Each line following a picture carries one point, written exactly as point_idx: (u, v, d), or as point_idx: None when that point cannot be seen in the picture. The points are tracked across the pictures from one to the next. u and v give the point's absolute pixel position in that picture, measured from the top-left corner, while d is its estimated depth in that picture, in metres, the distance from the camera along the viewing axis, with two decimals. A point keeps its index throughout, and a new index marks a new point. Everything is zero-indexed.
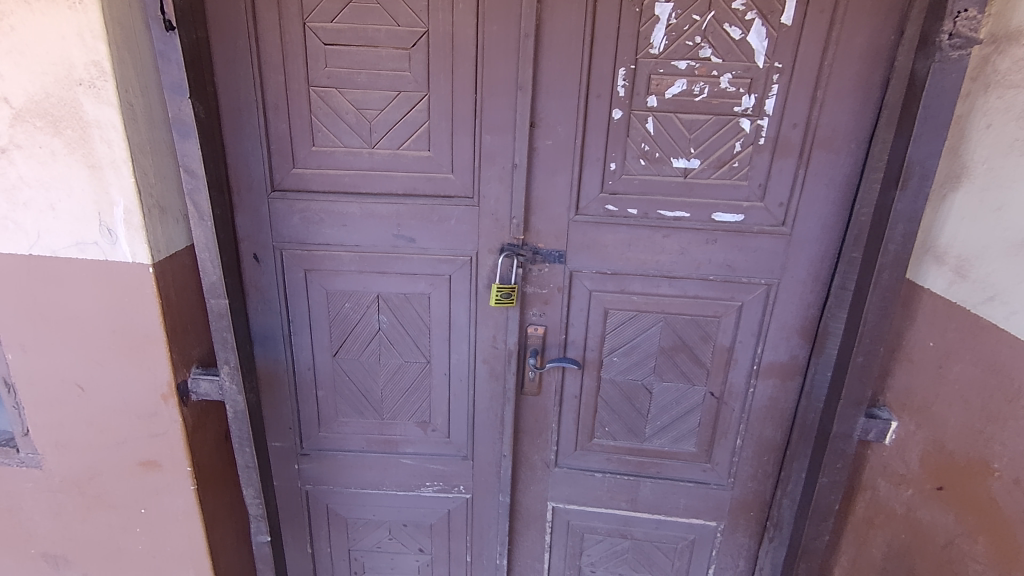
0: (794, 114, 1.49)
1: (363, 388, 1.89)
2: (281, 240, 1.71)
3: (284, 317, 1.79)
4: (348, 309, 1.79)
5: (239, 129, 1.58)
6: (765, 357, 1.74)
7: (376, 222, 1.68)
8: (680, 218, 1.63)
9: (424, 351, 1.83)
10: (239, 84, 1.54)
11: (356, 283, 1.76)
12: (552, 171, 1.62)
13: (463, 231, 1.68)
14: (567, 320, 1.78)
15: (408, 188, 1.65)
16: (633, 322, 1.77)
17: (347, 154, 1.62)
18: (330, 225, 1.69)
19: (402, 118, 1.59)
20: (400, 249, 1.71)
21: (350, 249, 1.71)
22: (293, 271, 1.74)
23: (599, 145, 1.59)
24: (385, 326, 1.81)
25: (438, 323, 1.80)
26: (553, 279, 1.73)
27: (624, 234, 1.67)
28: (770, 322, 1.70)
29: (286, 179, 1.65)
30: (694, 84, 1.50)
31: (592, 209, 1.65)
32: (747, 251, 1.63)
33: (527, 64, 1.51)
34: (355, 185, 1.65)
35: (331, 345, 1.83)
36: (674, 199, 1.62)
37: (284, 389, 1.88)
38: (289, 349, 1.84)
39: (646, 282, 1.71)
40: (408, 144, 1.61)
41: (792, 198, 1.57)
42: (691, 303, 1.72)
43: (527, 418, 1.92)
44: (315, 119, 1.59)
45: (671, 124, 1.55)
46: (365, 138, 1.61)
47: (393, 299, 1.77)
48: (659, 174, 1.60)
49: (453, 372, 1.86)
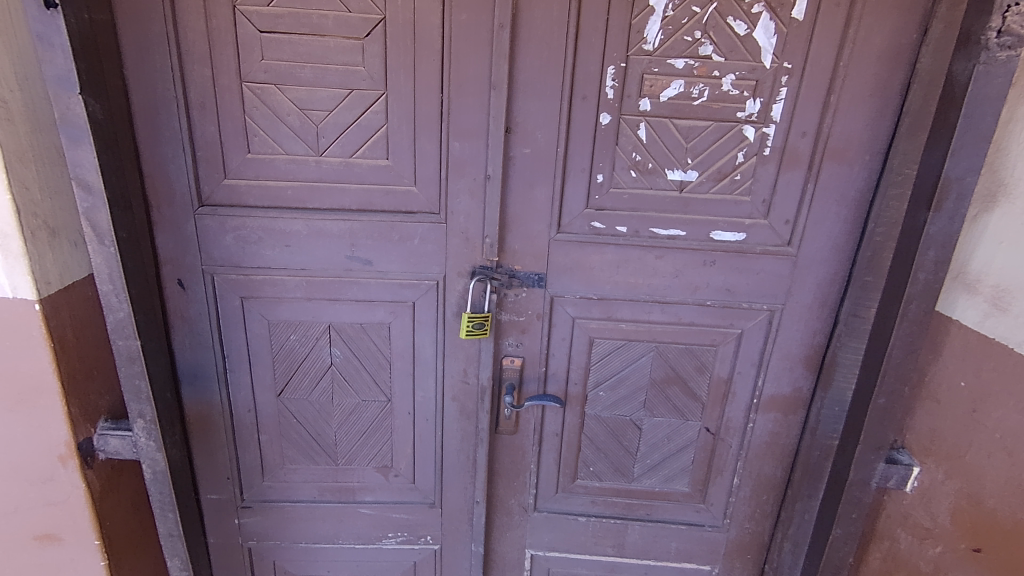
0: (804, 122, 1.32)
1: (313, 431, 1.64)
2: (212, 263, 1.44)
3: (218, 352, 1.53)
4: (294, 342, 1.54)
5: (157, 132, 1.32)
6: (766, 389, 1.57)
7: (325, 242, 1.44)
8: (674, 236, 1.44)
9: (385, 389, 1.60)
10: (156, 78, 1.28)
11: (303, 312, 1.51)
12: (531, 184, 1.41)
13: (429, 252, 1.46)
14: (547, 351, 1.58)
15: (363, 202, 1.41)
16: (621, 352, 1.58)
17: (289, 162, 1.37)
18: (270, 245, 1.43)
19: (355, 121, 1.35)
20: (355, 273, 1.47)
21: (295, 273, 1.46)
22: (227, 299, 1.48)
23: (585, 154, 1.39)
24: (338, 361, 1.57)
25: (400, 357, 1.57)
26: (532, 305, 1.53)
27: (612, 255, 1.47)
28: (773, 352, 1.53)
29: (216, 192, 1.39)
30: (692, 87, 1.32)
31: (576, 227, 1.45)
32: (749, 273, 1.46)
33: (502, 60, 1.30)
34: (299, 199, 1.40)
35: (275, 383, 1.58)
36: (668, 216, 1.43)
37: (219, 433, 1.62)
38: (225, 389, 1.58)
39: (636, 309, 1.52)
40: (363, 151, 1.38)
41: (799, 215, 1.40)
42: (685, 332, 1.54)
43: (502, 459, 1.71)
44: (249, 121, 1.34)
45: (665, 132, 1.36)
46: (312, 145, 1.36)
47: (348, 330, 1.53)
48: (652, 188, 1.41)
49: (417, 411, 1.63)
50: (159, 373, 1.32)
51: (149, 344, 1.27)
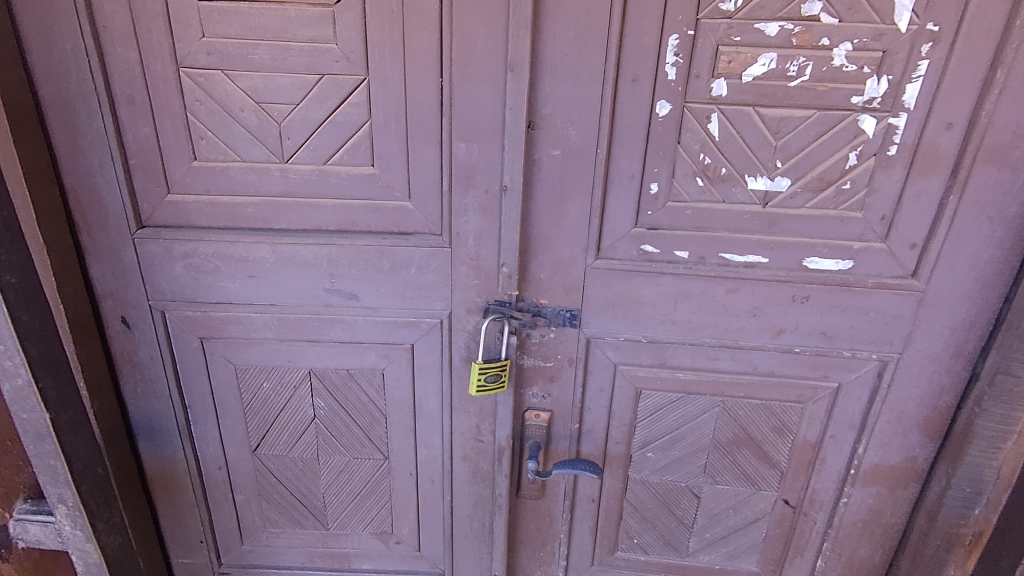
0: (949, 109, 0.94)
1: (297, 491, 1.36)
2: (161, 298, 1.15)
3: (178, 402, 1.26)
4: (268, 390, 1.25)
5: (76, 136, 1.02)
6: (867, 458, 1.21)
7: (298, 272, 1.13)
8: (753, 264, 1.08)
9: (380, 446, 1.30)
10: (68, 65, 0.97)
11: (277, 356, 1.21)
12: (561, 196, 1.07)
13: (430, 284, 1.13)
14: (581, 403, 1.26)
15: (344, 221, 1.09)
16: (677, 407, 1.24)
17: (247, 172, 1.06)
18: (229, 276, 1.13)
19: (328, 116, 1.02)
20: (337, 310, 1.16)
21: (263, 310, 1.16)
22: (183, 340, 1.20)
23: (635, 156, 1.03)
24: (322, 413, 1.27)
25: (398, 409, 1.26)
26: (562, 348, 1.20)
27: (669, 287, 1.12)
28: (880, 412, 1.16)
29: (157, 210, 1.08)
30: (788, 61, 0.95)
31: (621, 251, 1.10)
32: (855, 314, 1.09)
33: (522, 30, 0.95)
34: (263, 218, 1.09)
35: (248, 438, 1.30)
36: (745, 238, 1.07)
37: (187, 494, 1.35)
38: (189, 444, 1.30)
39: (697, 355, 1.18)
40: (341, 156, 1.05)
41: (932, 238, 1.02)
42: (761, 385, 1.19)
43: (526, 526, 1.40)
44: (193, 120, 1.02)
45: (747, 126, 0.99)
46: (274, 149, 1.04)
47: (331, 377, 1.23)
48: (724, 201, 1.05)
49: (421, 471, 1.33)
50: (83, 445, 1.15)
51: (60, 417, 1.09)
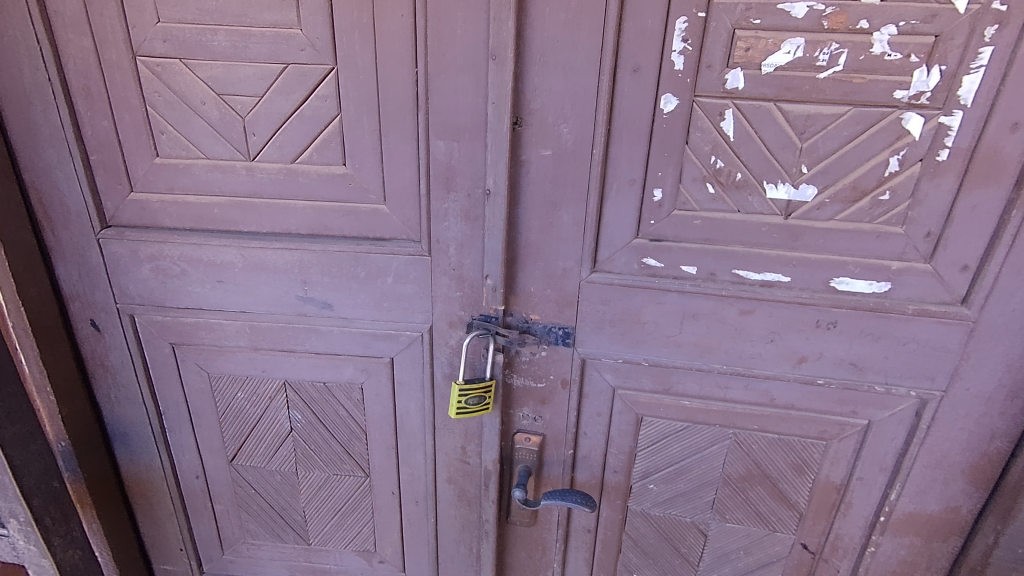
0: (1015, 107, 0.78)
1: (276, 504, 1.30)
2: (129, 301, 1.09)
3: (151, 409, 1.20)
4: (242, 400, 1.18)
5: (33, 129, 0.96)
6: (900, 506, 1.06)
7: (269, 278, 1.04)
8: (772, 283, 0.95)
9: (361, 462, 1.22)
10: (20, 54, 0.91)
11: (250, 366, 1.14)
12: (552, 202, 0.95)
13: (409, 295, 1.04)
14: (576, 428, 1.14)
15: (315, 225, 1.00)
16: (683, 436, 1.12)
17: (211, 170, 0.98)
18: (197, 280, 1.06)
19: (295, 110, 0.93)
20: (311, 319, 1.08)
21: (233, 317, 1.09)
22: (154, 346, 1.13)
23: (635, 158, 0.90)
24: (300, 426, 1.20)
25: (378, 426, 1.17)
26: (555, 368, 1.09)
27: (674, 306, 0.99)
28: (918, 455, 1.01)
29: (121, 209, 1.02)
30: (818, 48, 0.80)
31: (620, 264, 0.98)
32: (891, 344, 0.94)
33: (505, 13, 0.83)
34: (230, 220, 1.01)
35: (224, 448, 1.24)
36: (763, 254, 0.93)
37: (164, 502, 1.30)
38: (165, 452, 1.25)
39: (706, 381, 1.05)
40: (310, 154, 0.95)
41: (988, 260, 0.86)
42: (778, 418, 1.05)
43: (517, 553, 1.30)
44: (153, 113, 0.95)
45: (767, 125, 0.85)
46: (239, 146, 0.96)
47: (308, 390, 1.16)
48: (739, 211, 0.91)
49: (404, 491, 1.24)
50: (35, 460, 1.12)
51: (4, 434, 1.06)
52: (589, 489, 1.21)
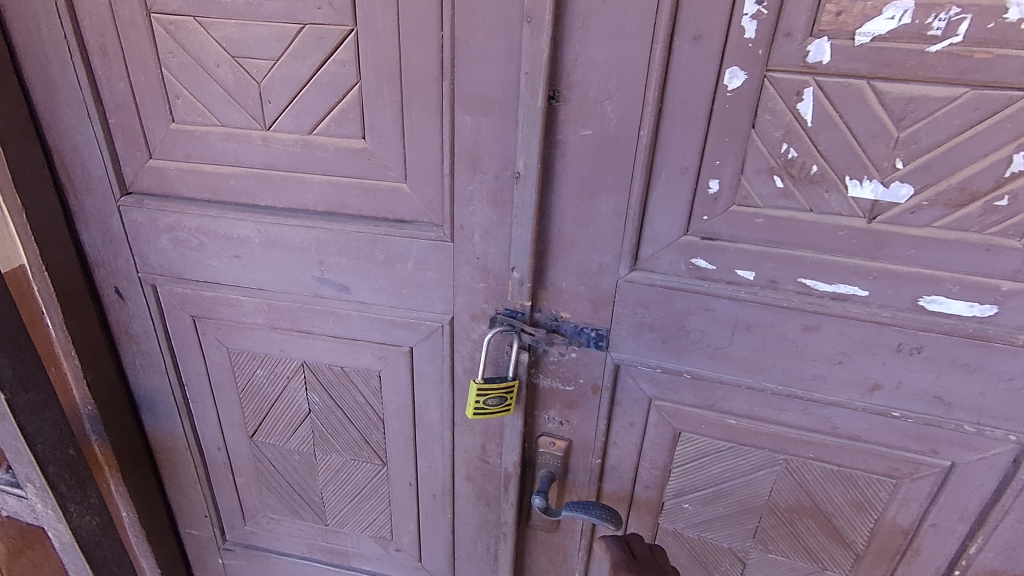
0: None
1: (295, 483, 1.28)
2: (150, 271, 1.07)
3: (174, 380, 1.19)
4: (261, 378, 1.15)
5: (52, 89, 0.92)
6: (980, 561, 0.92)
7: (286, 257, 0.99)
8: (845, 296, 0.80)
9: (378, 450, 1.18)
10: (35, 8, 0.86)
11: (269, 345, 1.10)
12: (590, 189, 0.84)
13: (429, 283, 0.95)
14: (605, 436, 1.05)
15: (333, 203, 0.93)
16: (726, 456, 1.01)
17: (226, 139, 0.92)
18: (215, 254, 1.02)
19: (312, 76, 0.85)
20: (328, 302, 1.02)
21: (251, 294, 1.04)
22: (176, 317, 1.11)
23: (690, 142, 0.78)
24: (317, 409, 1.16)
25: (396, 416, 1.12)
26: (585, 373, 0.99)
27: (725, 315, 0.87)
28: (1009, 508, 0.86)
29: (140, 176, 0.98)
30: (933, 13, 0.64)
31: (664, 264, 0.86)
32: (990, 378, 0.79)
33: None
34: (247, 193, 0.95)
35: (245, 424, 1.22)
36: (837, 262, 0.79)
37: (188, 470, 1.31)
38: (188, 421, 1.24)
39: (756, 401, 0.92)
40: (327, 125, 0.88)
41: None
42: (839, 448, 0.92)
43: (537, 558, 1.23)
44: (168, 75, 0.89)
45: (855, 109, 0.71)
46: (255, 114, 0.89)
47: (326, 373, 1.11)
48: (811, 211, 0.77)
49: (421, 483, 1.19)
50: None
51: (16, 400, 1.01)
52: (616, 502, 1.11)
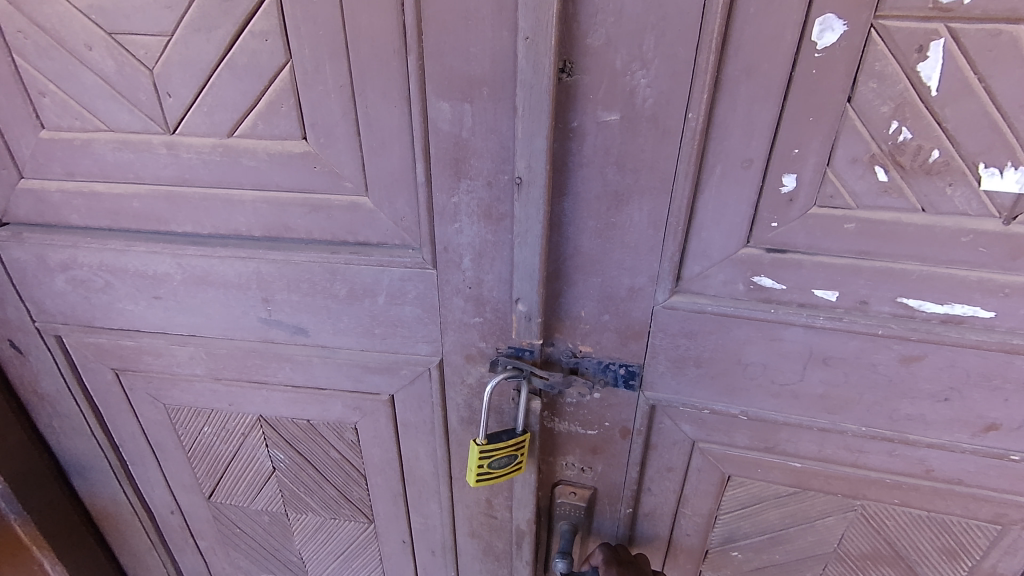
0: None
1: (268, 544, 1.08)
2: (50, 318, 0.83)
3: (104, 442, 0.97)
4: (211, 435, 0.94)
5: None
6: None
7: (220, 296, 0.76)
8: (962, 319, 0.61)
9: (362, 507, 0.98)
10: None
11: (215, 397, 0.88)
12: (615, 192, 0.62)
13: (408, 320, 0.74)
14: (638, 484, 0.86)
15: (273, 225, 0.70)
16: (786, 502, 0.83)
17: (119, 148, 0.68)
18: (128, 295, 0.79)
19: (223, 57, 0.61)
20: (282, 347, 0.80)
21: (182, 341, 0.82)
22: (93, 371, 0.89)
23: (758, 125, 0.57)
24: (284, 466, 0.95)
25: (380, 471, 0.92)
26: (611, 415, 0.79)
27: (796, 345, 0.67)
28: None
29: (12, 201, 0.74)
30: None
31: (717, 284, 0.66)
32: None
33: None
34: (157, 217, 0.72)
35: (199, 484, 1.01)
36: (955, 276, 0.59)
37: (139, 536, 1.10)
38: (131, 485, 1.03)
39: (830, 442, 0.74)
40: (252, 123, 0.64)
41: None
42: (932, 494, 0.74)
43: None
44: (24, 64, 0.64)
45: (1002, 69, 0.50)
46: (153, 112, 0.65)
47: (289, 428, 0.90)
48: (924, 212, 0.57)
49: (416, 540, 1.00)
50: None
51: None
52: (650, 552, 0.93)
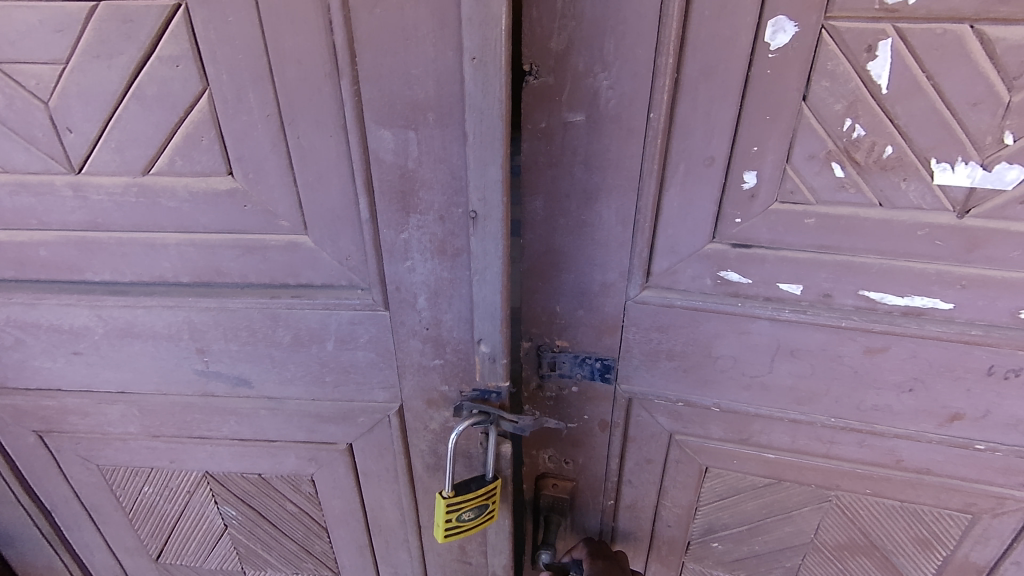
0: None
1: None
2: None
3: (32, 509, 0.87)
4: (153, 494, 0.85)
5: None
6: None
7: (149, 349, 0.68)
8: (921, 311, 0.57)
9: (326, 560, 0.90)
10: None
11: (153, 457, 0.80)
12: (577, 193, 0.58)
13: (361, 366, 0.67)
14: (619, 476, 0.79)
15: (202, 270, 0.63)
16: (762, 498, 0.77)
17: (16, 192, 0.59)
18: (44, 352, 0.70)
19: (128, 87, 0.53)
20: (224, 400, 0.72)
21: (111, 399, 0.74)
22: (13, 435, 0.79)
23: (718, 126, 0.52)
24: (236, 522, 0.87)
25: (342, 521, 0.84)
26: (590, 408, 0.73)
27: (765, 339, 0.62)
28: None
29: None
30: None
31: (686, 279, 0.61)
32: None
33: None
34: (68, 265, 0.63)
35: (145, 547, 0.92)
36: (913, 269, 0.55)
37: None
38: (68, 553, 0.93)
39: (802, 433, 0.69)
40: (167, 159, 0.57)
41: None
42: (903, 483, 0.69)
43: None
44: None
45: (950, 67, 0.46)
46: (52, 151, 0.57)
47: (239, 483, 0.82)
48: (881, 207, 0.53)
49: None
50: None
51: None
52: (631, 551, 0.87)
